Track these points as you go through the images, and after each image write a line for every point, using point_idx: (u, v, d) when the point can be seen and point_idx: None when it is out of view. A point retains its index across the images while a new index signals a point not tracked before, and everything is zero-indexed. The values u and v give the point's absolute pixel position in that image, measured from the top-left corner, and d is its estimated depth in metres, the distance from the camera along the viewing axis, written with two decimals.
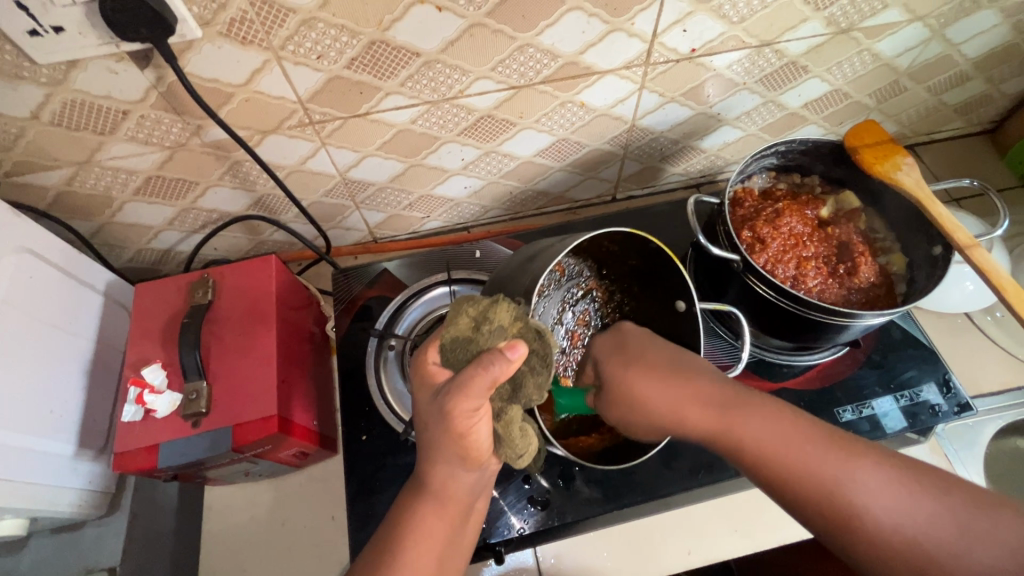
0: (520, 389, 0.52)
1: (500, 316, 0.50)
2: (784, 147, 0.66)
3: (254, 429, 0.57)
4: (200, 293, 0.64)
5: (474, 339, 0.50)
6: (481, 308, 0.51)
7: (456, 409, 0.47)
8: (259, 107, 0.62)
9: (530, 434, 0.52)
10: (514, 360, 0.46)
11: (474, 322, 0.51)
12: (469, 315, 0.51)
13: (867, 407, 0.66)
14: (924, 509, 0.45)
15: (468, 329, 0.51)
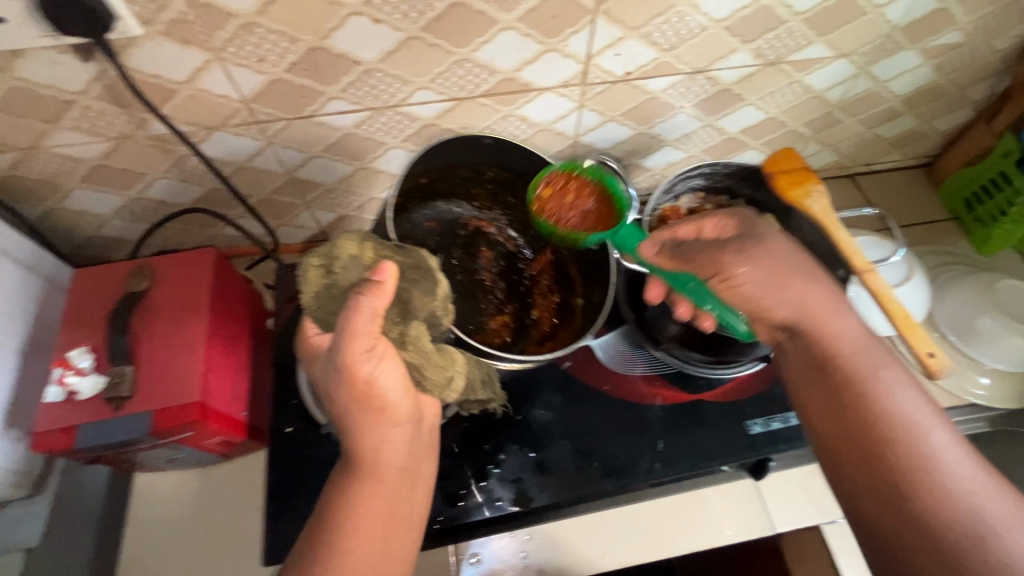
0: (410, 310, 0.56)
1: (345, 250, 0.55)
2: (708, 169, 0.72)
3: (174, 415, 0.59)
4: (136, 281, 0.66)
5: (333, 283, 0.54)
6: (325, 255, 0.55)
7: (353, 356, 0.49)
8: (202, 104, 0.64)
9: (444, 350, 0.59)
10: (382, 282, 0.50)
11: (325, 269, 0.54)
12: (317, 265, 0.55)
13: (776, 420, 0.70)
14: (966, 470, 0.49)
15: (323, 279, 0.54)
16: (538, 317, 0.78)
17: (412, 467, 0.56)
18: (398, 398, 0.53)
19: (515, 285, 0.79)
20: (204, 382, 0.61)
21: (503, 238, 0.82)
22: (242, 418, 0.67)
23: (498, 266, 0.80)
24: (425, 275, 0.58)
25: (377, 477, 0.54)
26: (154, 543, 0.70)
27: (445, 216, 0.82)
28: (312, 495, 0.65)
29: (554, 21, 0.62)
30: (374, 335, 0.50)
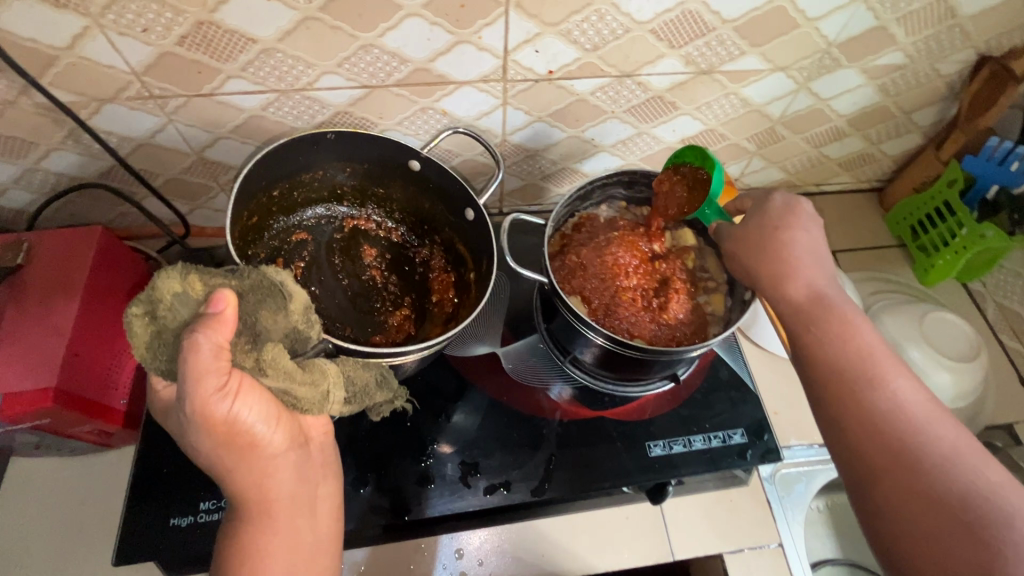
0: (261, 336, 0.50)
1: (167, 289, 0.46)
2: (627, 178, 0.67)
3: (24, 401, 0.55)
4: (10, 256, 0.62)
5: (163, 328, 0.46)
6: (145, 299, 0.46)
7: (203, 401, 0.45)
8: (88, 73, 0.60)
9: (312, 363, 0.53)
10: (221, 318, 0.45)
11: (151, 317, 0.46)
12: (140, 314, 0.46)
13: (678, 444, 0.67)
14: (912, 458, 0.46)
15: (151, 326, 0.46)
16: (439, 300, 0.74)
17: (305, 494, 0.54)
18: (269, 429, 0.50)
19: (409, 276, 0.75)
20: (65, 368, 0.58)
21: (386, 235, 0.77)
22: (114, 407, 0.64)
23: (385, 260, 0.75)
24: (272, 292, 0.51)
25: (267, 513, 0.51)
26: (19, 533, 0.66)
27: (322, 219, 0.76)
28: (179, 493, 0.62)
29: (463, 10, 0.59)
30: (221, 373, 0.46)
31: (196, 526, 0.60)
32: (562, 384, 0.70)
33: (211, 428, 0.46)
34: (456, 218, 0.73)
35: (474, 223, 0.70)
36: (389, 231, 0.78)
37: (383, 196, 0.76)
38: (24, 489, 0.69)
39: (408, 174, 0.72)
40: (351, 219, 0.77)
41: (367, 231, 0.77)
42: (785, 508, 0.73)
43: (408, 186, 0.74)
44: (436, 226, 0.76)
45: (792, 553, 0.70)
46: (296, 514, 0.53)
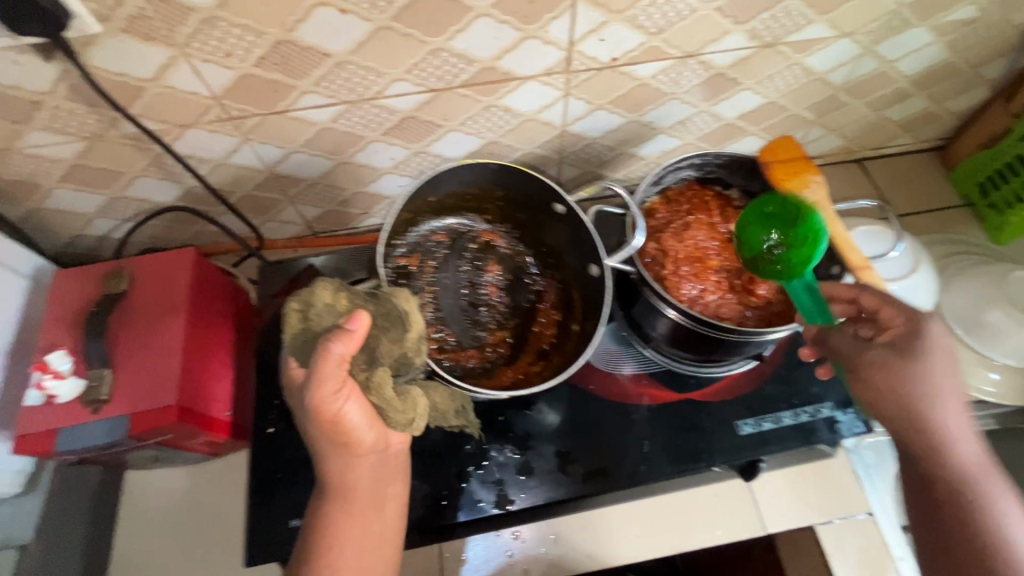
0: (376, 356, 0.54)
1: (321, 297, 0.53)
2: (699, 160, 0.66)
3: (152, 418, 0.59)
4: (113, 283, 0.65)
5: (308, 327, 0.52)
6: (304, 299, 0.53)
7: (319, 399, 0.49)
8: (172, 101, 0.62)
9: (406, 392, 0.56)
10: (353, 334, 0.49)
11: (301, 314, 0.53)
12: (295, 309, 0.53)
13: (769, 420, 0.68)
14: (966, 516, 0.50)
15: (300, 322, 0.53)
16: (539, 333, 0.73)
17: (380, 491, 0.57)
18: (364, 433, 0.53)
19: (518, 302, 0.74)
20: (182, 385, 0.61)
21: (513, 252, 0.77)
22: (224, 419, 0.67)
23: (503, 280, 0.75)
24: (397, 321, 0.56)
25: (348, 498, 0.55)
26: (143, 539, 0.71)
27: (454, 228, 0.76)
28: (291, 496, 0.65)
29: (531, 6, 0.59)
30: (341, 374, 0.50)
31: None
32: (638, 366, 0.71)
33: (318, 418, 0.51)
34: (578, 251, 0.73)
35: (593, 276, 0.69)
36: (516, 250, 0.77)
37: (523, 221, 0.77)
38: (143, 497, 0.73)
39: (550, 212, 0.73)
40: (488, 234, 0.77)
41: (496, 247, 0.77)
42: (872, 478, 0.74)
43: (549, 223, 0.74)
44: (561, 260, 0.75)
45: (884, 521, 0.71)
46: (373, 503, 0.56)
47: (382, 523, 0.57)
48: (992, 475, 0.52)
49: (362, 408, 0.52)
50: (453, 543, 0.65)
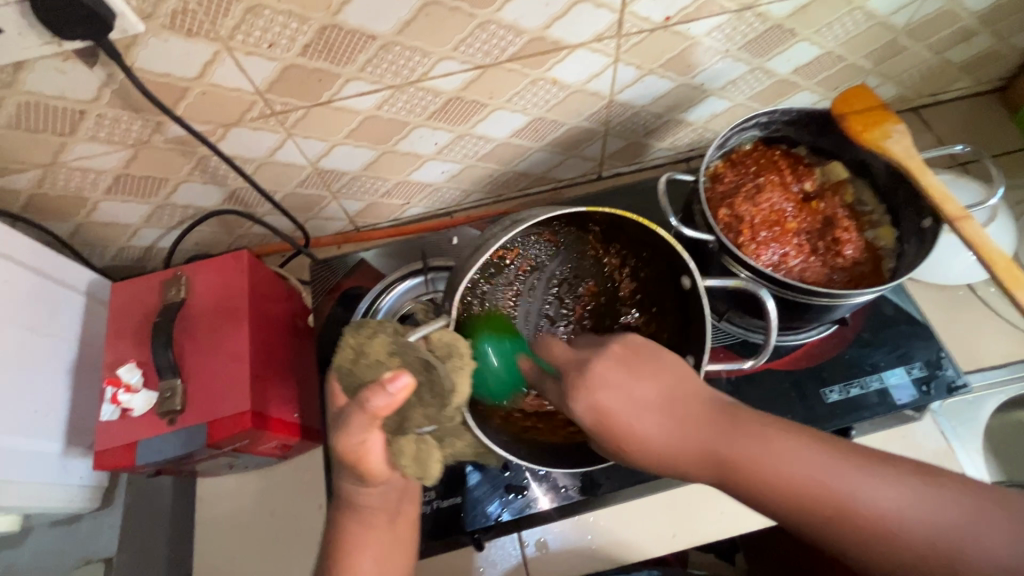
0: (407, 416, 0.52)
1: (374, 349, 0.53)
2: (766, 118, 0.63)
3: (227, 425, 0.58)
4: (173, 291, 0.64)
5: (353, 369, 0.53)
6: (359, 339, 0.54)
7: (344, 440, 0.53)
8: (216, 100, 0.60)
9: (428, 453, 0.52)
10: (392, 394, 0.49)
11: (353, 353, 0.54)
12: (351, 344, 0.54)
13: (855, 387, 0.66)
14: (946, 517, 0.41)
15: (350, 359, 0.54)
16: None
17: (394, 505, 0.59)
18: (382, 468, 0.55)
19: (600, 320, 0.64)
20: (253, 390, 0.60)
21: (601, 254, 0.63)
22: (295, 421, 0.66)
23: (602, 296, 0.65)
24: (438, 399, 0.50)
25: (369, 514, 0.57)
26: (218, 545, 0.71)
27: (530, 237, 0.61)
28: None
29: None
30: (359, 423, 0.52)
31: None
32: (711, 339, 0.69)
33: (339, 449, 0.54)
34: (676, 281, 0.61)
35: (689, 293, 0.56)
36: (608, 253, 0.63)
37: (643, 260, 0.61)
38: (217, 504, 0.74)
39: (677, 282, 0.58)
40: (576, 236, 0.63)
41: (581, 249, 0.64)
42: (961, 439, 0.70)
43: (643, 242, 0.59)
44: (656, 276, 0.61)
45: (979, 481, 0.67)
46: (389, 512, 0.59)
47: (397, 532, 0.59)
48: (842, 501, 0.43)
49: (381, 451, 0.53)
50: (540, 529, 0.68)
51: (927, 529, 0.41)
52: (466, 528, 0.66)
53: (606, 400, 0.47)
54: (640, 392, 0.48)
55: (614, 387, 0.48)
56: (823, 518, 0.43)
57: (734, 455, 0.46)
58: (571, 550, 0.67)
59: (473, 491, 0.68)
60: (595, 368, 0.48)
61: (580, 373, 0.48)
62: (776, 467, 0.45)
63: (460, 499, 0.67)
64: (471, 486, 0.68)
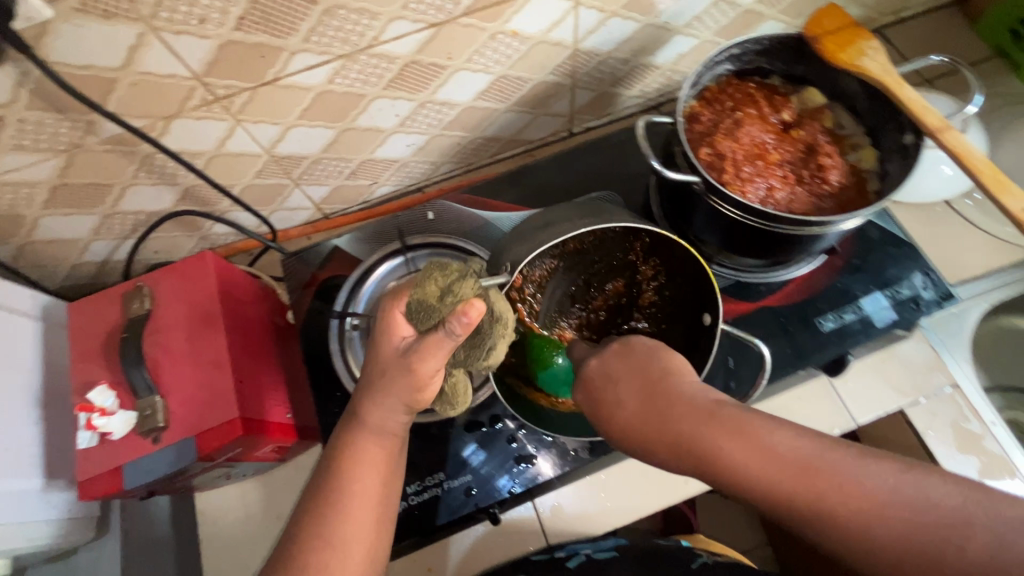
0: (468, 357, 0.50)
1: (466, 289, 0.47)
2: (738, 50, 0.61)
3: (218, 435, 0.55)
4: (136, 303, 0.60)
5: (433, 302, 0.47)
6: (449, 279, 0.48)
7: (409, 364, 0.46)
8: (150, 90, 0.55)
9: (459, 396, 0.51)
10: (468, 324, 0.43)
11: (440, 290, 0.47)
12: (436, 282, 0.48)
13: (848, 312, 0.68)
14: (880, 470, 0.40)
15: (435, 295, 0.47)
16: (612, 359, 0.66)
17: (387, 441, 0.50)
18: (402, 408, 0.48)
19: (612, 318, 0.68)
20: (240, 395, 0.57)
21: (638, 263, 0.66)
22: (289, 422, 0.64)
23: (617, 301, 0.68)
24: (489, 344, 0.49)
25: (351, 458, 0.48)
26: (230, 556, 0.69)
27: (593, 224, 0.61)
28: None
29: None
30: (437, 362, 0.46)
31: (424, 503, 0.65)
32: None
33: (386, 384, 0.48)
34: (693, 305, 0.64)
35: (708, 330, 0.61)
36: (645, 263, 0.66)
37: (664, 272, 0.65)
38: (221, 516, 0.71)
39: (699, 304, 0.63)
40: (628, 237, 0.64)
41: (629, 248, 0.65)
42: (949, 350, 0.73)
43: (674, 254, 0.62)
44: (679, 298, 0.65)
45: (971, 390, 0.70)
46: (389, 446, 0.50)
47: (387, 485, 0.49)
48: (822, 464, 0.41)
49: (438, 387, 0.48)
50: (557, 493, 0.68)
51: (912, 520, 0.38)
52: (482, 504, 0.65)
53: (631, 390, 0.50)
54: (655, 388, 0.50)
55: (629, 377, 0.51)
56: (806, 497, 0.41)
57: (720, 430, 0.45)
58: (590, 511, 0.67)
59: (484, 465, 0.66)
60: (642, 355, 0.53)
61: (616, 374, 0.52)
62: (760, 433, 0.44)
63: (472, 477, 0.66)
64: (482, 461, 0.67)
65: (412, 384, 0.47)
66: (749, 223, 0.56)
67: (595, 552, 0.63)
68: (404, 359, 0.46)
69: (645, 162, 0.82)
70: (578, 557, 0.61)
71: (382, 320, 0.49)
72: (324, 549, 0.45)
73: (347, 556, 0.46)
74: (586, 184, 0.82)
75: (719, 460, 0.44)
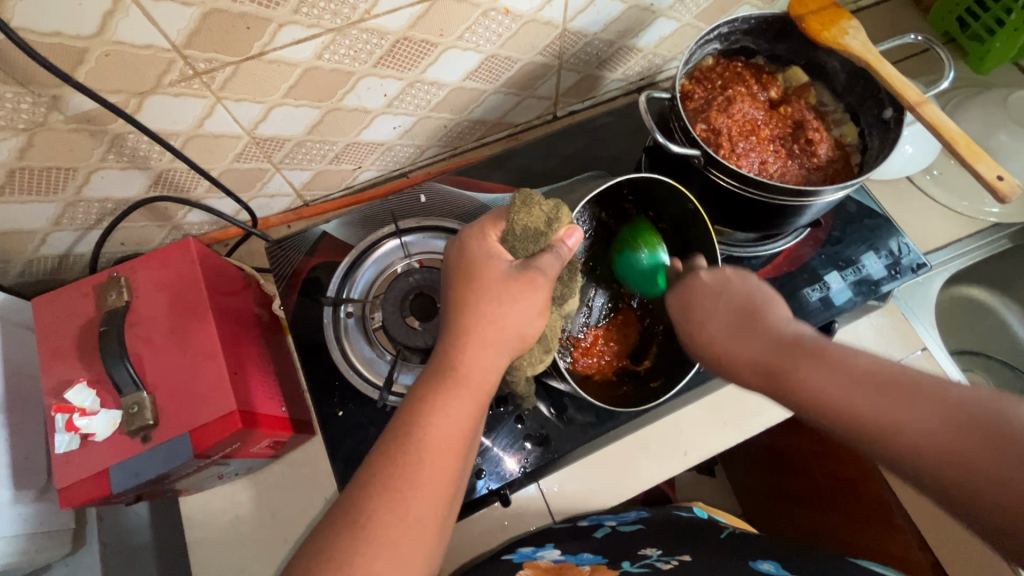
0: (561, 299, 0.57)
1: (565, 220, 0.55)
2: (728, 30, 0.63)
3: (216, 430, 0.52)
4: (112, 295, 0.56)
5: (546, 227, 0.53)
6: (550, 209, 0.54)
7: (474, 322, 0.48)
8: (123, 62, 0.51)
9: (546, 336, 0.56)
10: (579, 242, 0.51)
11: (546, 219, 0.53)
12: (543, 210, 0.54)
13: (830, 283, 0.71)
14: (947, 430, 0.38)
15: (543, 221, 0.53)
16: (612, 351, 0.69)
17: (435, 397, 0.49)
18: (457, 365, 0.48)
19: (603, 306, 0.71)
20: (236, 387, 0.54)
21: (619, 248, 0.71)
22: (285, 416, 0.61)
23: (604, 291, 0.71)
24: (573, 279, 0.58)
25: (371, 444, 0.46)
26: (223, 559, 0.66)
27: (591, 208, 0.68)
28: None
29: None
30: (546, 291, 0.50)
31: None
32: None
33: (459, 323, 0.48)
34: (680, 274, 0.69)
35: None
36: None
37: None
38: (209, 519, 0.67)
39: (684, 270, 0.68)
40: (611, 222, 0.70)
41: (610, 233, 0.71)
42: (917, 316, 0.78)
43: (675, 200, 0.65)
44: None
45: (937, 351, 0.74)
46: (478, 410, 0.48)
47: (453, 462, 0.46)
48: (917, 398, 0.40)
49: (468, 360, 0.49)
50: (561, 472, 0.68)
51: (969, 420, 0.37)
52: (492, 487, 0.65)
53: (707, 330, 0.54)
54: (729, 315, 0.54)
55: (710, 335, 0.54)
56: (850, 406, 0.42)
57: (781, 377, 0.47)
58: (595, 488, 0.68)
59: (491, 446, 0.66)
60: (702, 300, 0.56)
61: (706, 306, 0.56)
62: (885, 413, 0.41)
63: (481, 460, 0.65)
64: (488, 441, 0.66)
65: (515, 307, 0.49)
66: (747, 196, 0.58)
67: (620, 524, 0.64)
68: (519, 283, 0.49)
69: (630, 145, 0.83)
70: (603, 528, 0.62)
71: (474, 254, 0.51)
72: (386, 537, 0.41)
73: (405, 541, 0.42)
74: (574, 167, 0.82)
75: (790, 374, 0.46)
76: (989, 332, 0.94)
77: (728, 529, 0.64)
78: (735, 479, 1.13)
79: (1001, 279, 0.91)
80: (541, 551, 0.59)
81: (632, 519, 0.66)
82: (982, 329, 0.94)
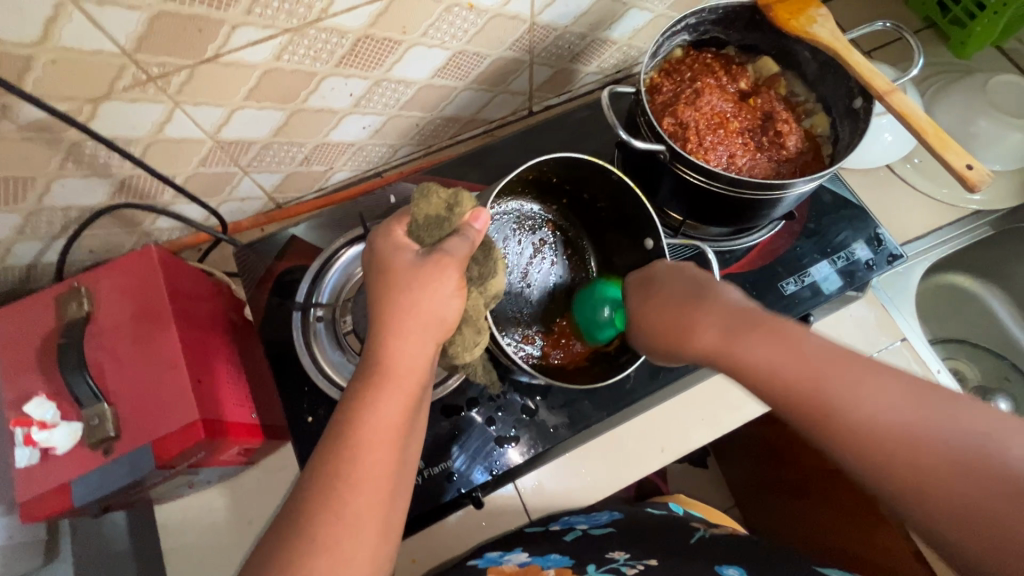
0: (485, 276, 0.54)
1: (466, 203, 0.53)
2: (695, 20, 0.62)
3: (177, 441, 0.51)
4: (73, 306, 0.55)
5: (445, 214, 0.52)
6: (447, 194, 0.53)
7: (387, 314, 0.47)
8: (73, 68, 0.50)
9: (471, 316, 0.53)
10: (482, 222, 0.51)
11: (446, 203, 0.53)
12: (440, 196, 0.53)
13: (807, 275, 0.71)
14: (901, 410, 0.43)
15: (441, 208, 0.52)
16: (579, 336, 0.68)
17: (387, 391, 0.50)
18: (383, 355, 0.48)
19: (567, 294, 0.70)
20: (199, 397, 0.53)
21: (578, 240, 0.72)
22: (254, 423, 0.60)
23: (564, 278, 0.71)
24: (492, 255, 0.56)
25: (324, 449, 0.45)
26: (199, 566, 0.66)
27: (540, 208, 0.72)
28: None
29: None
30: (456, 270, 0.48)
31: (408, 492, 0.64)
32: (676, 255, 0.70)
33: (389, 318, 0.47)
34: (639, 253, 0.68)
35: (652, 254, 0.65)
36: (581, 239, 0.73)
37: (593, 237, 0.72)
38: (185, 527, 0.67)
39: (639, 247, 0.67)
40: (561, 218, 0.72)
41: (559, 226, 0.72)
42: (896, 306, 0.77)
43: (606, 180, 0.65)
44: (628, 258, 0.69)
45: (917, 342, 0.74)
46: (415, 393, 0.47)
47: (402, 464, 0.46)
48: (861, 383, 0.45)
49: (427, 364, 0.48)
50: (536, 472, 0.68)
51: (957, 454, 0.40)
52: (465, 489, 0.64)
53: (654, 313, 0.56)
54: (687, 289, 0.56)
55: (665, 313, 0.56)
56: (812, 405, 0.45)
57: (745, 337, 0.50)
58: (572, 488, 0.67)
59: (464, 447, 0.66)
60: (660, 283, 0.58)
61: (664, 285, 0.57)
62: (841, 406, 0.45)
63: (455, 462, 0.65)
64: (461, 442, 0.66)
65: (446, 291, 0.48)
66: (715, 190, 0.57)
67: (591, 527, 0.64)
68: (427, 266, 0.48)
69: (606, 138, 0.82)
70: (573, 532, 0.62)
71: (381, 246, 0.51)
72: (341, 548, 0.41)
73: (360, 551, 0.41)
74: None
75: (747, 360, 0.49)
76: (974, 319, 0.93)
77: (701, 530, 0.64)
78: (725, 471, 1.13)
79: (986, 266, 0.90)
80: (508, 555, 0.59)
81: (603, 520, 0.66)
82: (965, 317, 0.93)
